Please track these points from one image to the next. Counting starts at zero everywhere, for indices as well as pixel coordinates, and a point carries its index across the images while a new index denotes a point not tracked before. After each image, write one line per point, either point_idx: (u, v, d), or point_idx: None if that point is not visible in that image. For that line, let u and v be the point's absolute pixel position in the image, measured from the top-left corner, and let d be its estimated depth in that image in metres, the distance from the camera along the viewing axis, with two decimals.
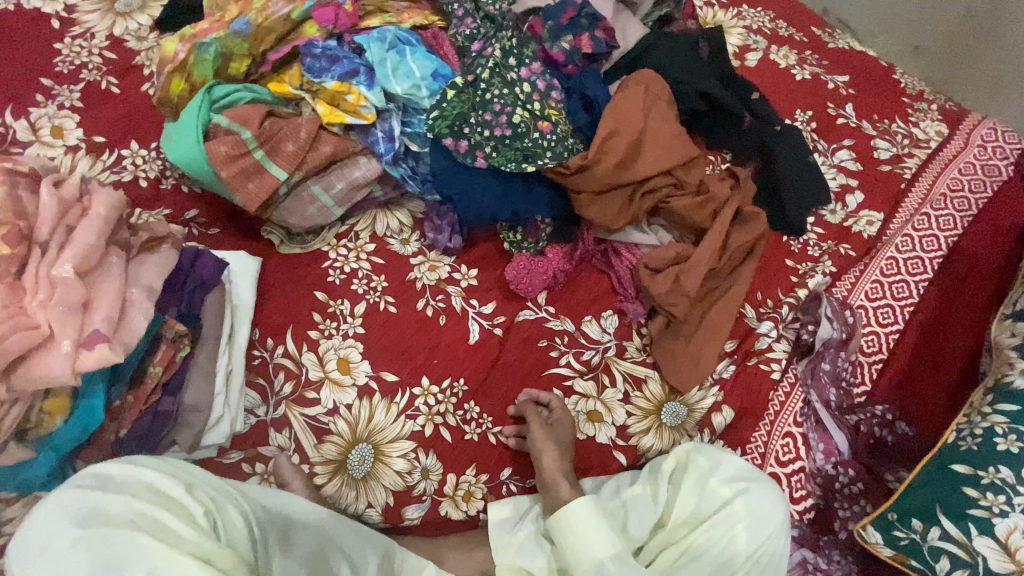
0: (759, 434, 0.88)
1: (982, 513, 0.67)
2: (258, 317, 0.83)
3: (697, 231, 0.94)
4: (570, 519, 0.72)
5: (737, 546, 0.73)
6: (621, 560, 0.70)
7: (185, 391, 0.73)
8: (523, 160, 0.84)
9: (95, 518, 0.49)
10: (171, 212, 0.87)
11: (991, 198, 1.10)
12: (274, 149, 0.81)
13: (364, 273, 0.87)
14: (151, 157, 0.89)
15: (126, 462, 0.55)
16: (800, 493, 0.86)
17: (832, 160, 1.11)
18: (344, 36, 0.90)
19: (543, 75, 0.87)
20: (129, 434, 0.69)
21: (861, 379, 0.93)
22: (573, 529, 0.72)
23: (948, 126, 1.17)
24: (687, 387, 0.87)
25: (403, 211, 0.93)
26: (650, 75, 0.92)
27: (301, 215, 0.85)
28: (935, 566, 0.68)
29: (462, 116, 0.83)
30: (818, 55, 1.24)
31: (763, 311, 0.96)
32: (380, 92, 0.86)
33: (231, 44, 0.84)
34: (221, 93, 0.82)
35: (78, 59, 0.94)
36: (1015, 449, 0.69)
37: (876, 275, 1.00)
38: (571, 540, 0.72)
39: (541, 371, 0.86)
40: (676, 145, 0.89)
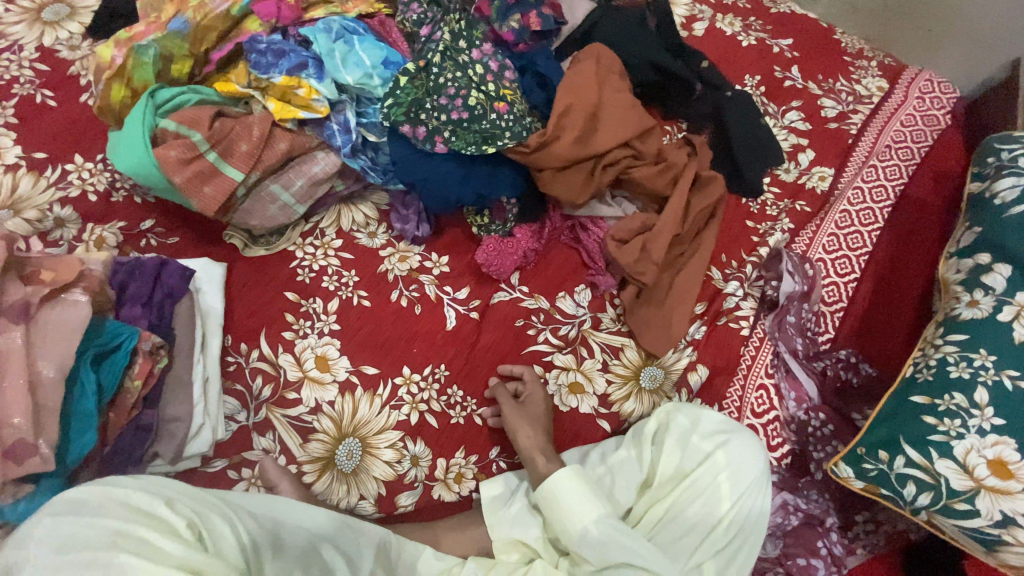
0: (734, 390, 0.91)
1: (941, 438, 0.71)
2: (229, 323, 0.81)
3: (659, 200, 0.96)
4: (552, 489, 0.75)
5: (721, 495, 0.76)
6: (606, 518, 0.73)
7: (164, 403, 0.71)
8: (482, 142, 0.84)
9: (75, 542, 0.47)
10: (126, 224, 0.84)
11: (931, 146, 1.16)
12: (228, 150, 0.79)
13: (333, 269, 0.86)
14: (99, 170, 0.86)
15: (101, 485, 0.54)
16: (776, 440, 0.89)
17: (782, 122, 1.15)
18: (288, 30, 0.88)
19: (495, 56, 0.87)
20: (113, 451, 0.67)
21: (824, 327, 0.98)
22: (557, 500, 0.74)
23: (888, 80, 1.22)
24: (662, 351, 0.90)
25: (367, 204, 0.92)
26: (601, 48, 0.94)
27: (262, 216, 0.83)
28: (903, 492, 0.73)
29: (417, 102, 0.83)
30: (762, 21, 1.27)
31: (729, 272, 0.98)
32: (331, 84, 0.85)
33: (170, 45, 0.81)
34: (165, 97, 0.79)
35: (7, 73, 0.90)
36: (966, 374, 0.73)
37: (832, 228, 1.04)
38: (556, 507, 0.74)
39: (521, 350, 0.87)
40: (632, 116, 0.90)
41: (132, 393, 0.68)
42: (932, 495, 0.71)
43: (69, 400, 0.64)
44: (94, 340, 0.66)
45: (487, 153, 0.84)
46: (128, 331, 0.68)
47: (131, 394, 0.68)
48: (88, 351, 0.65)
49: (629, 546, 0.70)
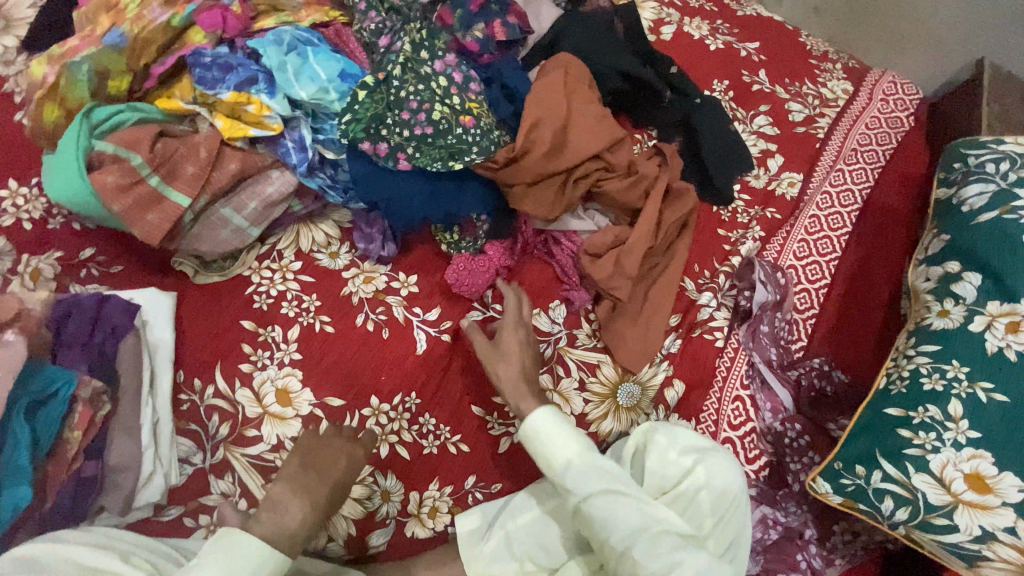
0: (711, 402, 0.89)
1: (917, 452, 0.71)
2: (181, 357, 0.76)
3: (632, 212, 0.94)
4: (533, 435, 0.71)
5: (703, 514, 0.73)
6: (588, 452, 0.69)
7: (109, 451, 0.64)
8: (449, 158, 0.80)
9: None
10: (65, 253, 0.78)
11: (895, 148, 1.17)
12: (173, 171, 0.74)
13: (293, 294, 0.81)
14: (33, 195, 0.79)
15: (49, 543, 0.56)
16: (754, 453, 0.88)
17: (751, 127, 1.14)
18: (236, 41, 0.82)
19: (458, 67, 0.83)
20: (52, 509, 0.61)
21: (797, 335, 0.97)
22: (545, 444, 0.70)
23: (852, 83, 1.23)
24: (638, 366, 0.88)
25: (328, 223, 0.87)
26: (569, 57, 0.91)
27: (213, 241, 0.78)
28: (881, 507, 0.73)
29: (378, 117, 0.79)
30: (729, 24, 1.27)
31: (702, 282, 0.97)
32: (284, 100, 0.80)
33: (107, 60, 0.75)
34: (102, 116, 0.73)
35: None
36: (939, 387, 0.73)
37: (802, 234, 1.04)
38: (536, 445, 0.70)
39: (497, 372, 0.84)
40: (602, 127, 0.88)
41: (72, 444, 0.62)
42: (910, 510, 0.71)
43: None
44: (26, 387, 0.60)
45: (454, 169, 0.81)
46: (65, 377, 0.62)
47: (71, 444, 0.62)
48: (21, 399, 0.59)
49: (609, 483, 0.67)
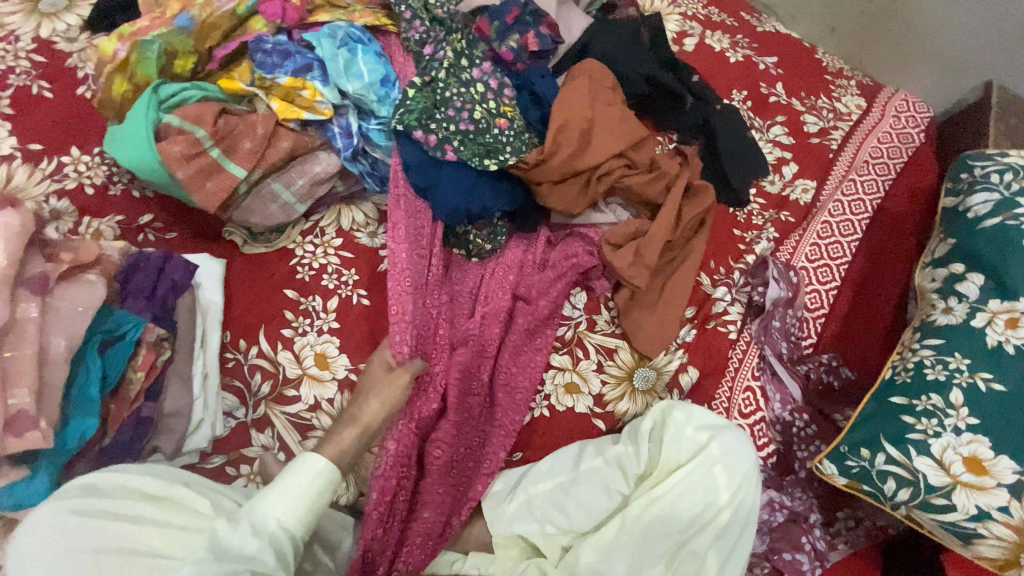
0: (723, 391, 0.93)
1: (919, 437, 0.75)
2: (229, 319, 0.81)
3: (652, 207, 0.99)
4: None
5: (718, 485, 0.77)
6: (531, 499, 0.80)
7: (165, 395, 0.69)
8: (485, 155, 0.86)
9: (94, 525, 0.50)
10: (125, 218, 0.84)
11: (906, 162, 1.22)
12: (232, 146, 0.79)
13: (333, 268, 0.87)
14: (96, 162, 0.85)
15: (109, 471, 0.56)
16: (763, 440, 0.92)
17: (768, 136, 1.20)
18: (293, 31, 0.89)
19: (494, 74, 0.90)
20: (112, 443, 0.66)
21: (807, 332, 1.02)
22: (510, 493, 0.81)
23: (865, 99, 1.29)
24: (655, 352, 0.92)
25: (367, 204, 0.92)
26: (593, 64, 0.97)
27: (263, 214, 0.84)
28: (884, 488, 0.77)
29: (426, 112, 0.84)
30: (749, 39, 1.33)
31: (717, 278, 1.02)
32: (335, 90, 0.86)
33: (175, 41, 0.81)
34: (169, 92, 0.79)
35: (3, 63, 0.89)
36: (942, 376, 0.77)
37: (814, 238, 1.09)
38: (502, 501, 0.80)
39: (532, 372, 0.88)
40: (623, 128, 0.93)
41: (135, 385, 0.67)
42: (911, 491, 0.75)
43: (73, 383, 0.62)
44: (99, 326, 0.65)
45: (489, 167, 0.86)
46: (133, 321, 0.67)
47: (134, 385, 0.67)
48: (95, 336, 0.65)
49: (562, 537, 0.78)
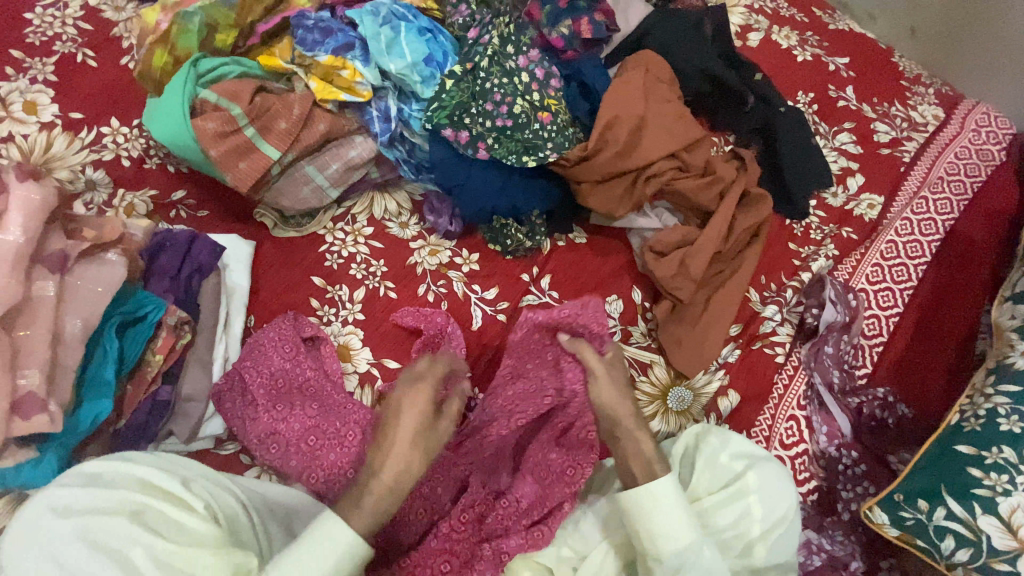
0: (764, 418, 0.87)
1: (986, 493, 0.68)
2: (253, 303, 0.79)
3: (702, 214, 0.92)
4: (655, 485, 0.60)
5: (753, 517, 0.69)
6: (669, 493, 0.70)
7: (183, 379, 0.68)
8: (524, 152, 0.81)
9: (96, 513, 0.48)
10: (158, 193, 0.83)
11: (985, 181, 1.10)
12: (267, 126, 0.76)
13: (362, 257, 0.84)
14: (134, 135, 0.84)
15: (116, 459, 0.53)
16: (803, 475, 0.85)
17: (833, 143, 1.11)
18: (337, 7, 0.84)
19: (541, 63, 0.83)
20: (127, 426, 0.64)
21: (862, 361, 0.94)
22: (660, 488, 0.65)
23: (944, 109, 1.17)
24: (693, 371, 0.87)
25: (401, 193, 0.89)
26: (650, 56, 0.90)
27: (294, 197, 0.81)
28: (940, 545, 0.69)
29: (462, 106, 0.79)
30: (819, 36, 1.23)
31: (767, 294, 0.95)
32: (376, 70, 0.81)
33: (217, 14, 0.78)
34: (207, 67, 0.77)
35: (51, 30, 0.89)
36: (1017, 429, 0.71)
37: (876, 258, 1.00)
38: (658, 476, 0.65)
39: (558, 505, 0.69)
40: (678, 127, 0.86)
41: (153, 367, 0.66)
42: (972, 552, 0.67)
43: (88, 365, 0.60)
44: (118, 307, 0.63)
45: (527, 165, 0.81)
46: (155, 303, 0.65)
47: (152, 367, 0.66)
48: (113, 317, 0.62)
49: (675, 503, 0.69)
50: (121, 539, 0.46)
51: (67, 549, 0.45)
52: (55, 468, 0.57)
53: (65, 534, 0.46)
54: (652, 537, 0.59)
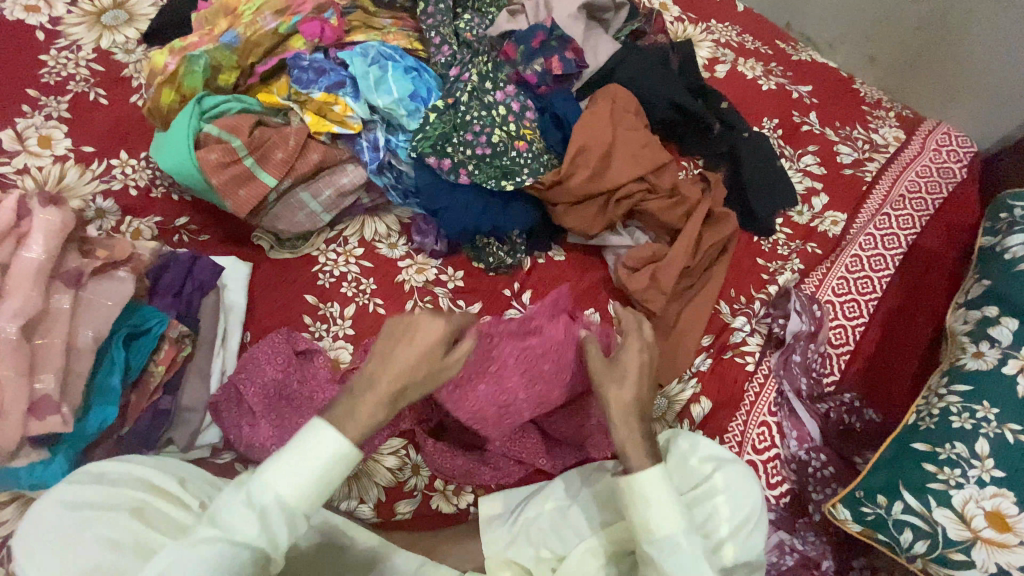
0: (736, 424, 0.91)
1: (940, 486, 0.72)
2: (250, 320, 0.84)
3: (672, 232, 0.98)
4: (639, 475, 0.62)
5: (719, 518, 0.71)
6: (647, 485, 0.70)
7: (182, 390, 0.73)
8: (502, 177, 0.88)
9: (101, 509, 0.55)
10: (163, 219, 0.89)
11: (944, 198, 1.17)
12: (264, 156, 0.83)
13: (353, 276, 0.89)
14: (141, 166, 0.91)
15: (121, 461, 0.60)
16: (776, 478, 0.89)
17: (798, 165, 1.18)
18: (330, 50, 0.92)
19: (517, 97, 0.91)
20: (130, 432, 0.69)
21: (829, 368, 0.98)
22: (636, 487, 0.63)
23: (904, 132, 1.25)
24: (665, 379, 0.92)
25: (390, 217, 0.95)
26: (618, 89, 0.97)
27: (289, 221, 0.87)
28: (900, 538, 0.73)
29: (445, 136, 0.86)
30: (782, 67, 1.32)
31: (737, 307, 1.00)
32: (365, 105, 0.88)
33: (220, 57, 0.86)
34: (211, 104, 0.84)
35: (66, 71, 0.96)
36: (968, 425, 0.75)
37: (841, 272, 1.06)
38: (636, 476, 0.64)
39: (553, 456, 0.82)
40: (646, 152, 0.93)
41: (155, 377, 0.71)
42: (929, 543, 0.71)
43: (97, 373, 0.66)
44: (126, 320, 0.69)
45: (505, 188, 0.88)
46: (158, 316, 0.70)
47: (154, 378, 0.70)
48: (121, 329, 0.68)
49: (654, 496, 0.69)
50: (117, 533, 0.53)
51: (72, 536, 0.52)
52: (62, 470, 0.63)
53: (71, 526, 0.53)
54: (645, 528, 0.61)
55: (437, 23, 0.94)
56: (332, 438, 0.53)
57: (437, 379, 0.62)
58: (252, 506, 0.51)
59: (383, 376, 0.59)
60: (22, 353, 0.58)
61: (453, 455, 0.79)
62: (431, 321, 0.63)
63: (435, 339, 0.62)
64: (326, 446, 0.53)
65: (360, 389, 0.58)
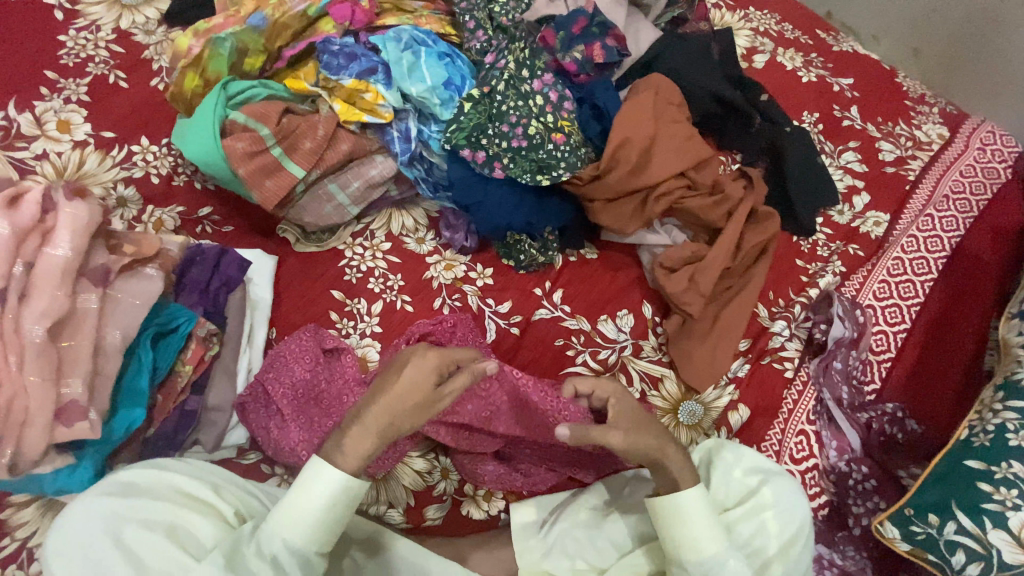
0: (774, 433, 0.88)
1: (996, 507, 0.70)
2: (276, 316, 0.81)
3: (711, 231, 0.94)
4: (680, 496, 0.64)
5: (767, 535, 0.69)
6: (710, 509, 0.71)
7: (209, 391, 0.71)
8: (538, 171, 0.84)
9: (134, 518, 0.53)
10: (185, 209, 0.86)
11: (991, 200, 1.12)
12: (293, 146, 0.80)
13: (380, 272, 0.86)
14: (163, 153, 0.88)
15: (153, 469, 0.59)
16: (814, 489, 0.86)
17: (839, 162, 1.13)
18: (360, 34, 0.88)
19: (555, 86, 0.86)
20: (156, 434, 0.67)
21: (871, 377, 0.95)
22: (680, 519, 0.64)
23: (949, 128, 1.20)
24: (703, 386, 0.88)
25: (418, 210, 0.92)
26: (661, 78, 0.92)
27: (316, 214, 0.84)
28: (952, 560, 0.70)
29: (480, 128, 0.83)
30: (824, 58, 1.26)
31: (776, 310, 0.96)
32: (397, 93, 0.84)
33: (247, 40, 0.82)
34: (237, 89, 0.80)
35: (84, 52, 0.93)
36: None
37: (883, 275, 1.02)
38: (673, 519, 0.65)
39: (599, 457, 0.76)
40: (688, 146, 0.89)
41: (182, 377, 0.68)
42: (982, 566, 0.69)
43: (124, 374, 0.64)
44: (153, 318, 0.66)
45: (541, 183, 0.84)
46: (186, 315, 0.68)
47: (182, 378, 0.68)
48: (149, 328, 0.65)
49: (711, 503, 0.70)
50: (149, 546, 0.52)
51: (103, 553, 0.51)
52: (89, 476, 0.61)
53: (104, 539, 0.51)
54: (680, 546, 0.64)
55: (471, 7, 0.90)
56: (335, 474, 0.55)
57: (429, 415, 0.60)
58: (265, 557, 0.53)
59: (371, 407, 0.59)
60: (47, 358, 0.56)
61: (484, 461, 0.75)
62: (420, 365, 0.61)
63: (428, 370, 0.60)
64: (331, 483, 0.54)
65: (352, 422, 0.58)
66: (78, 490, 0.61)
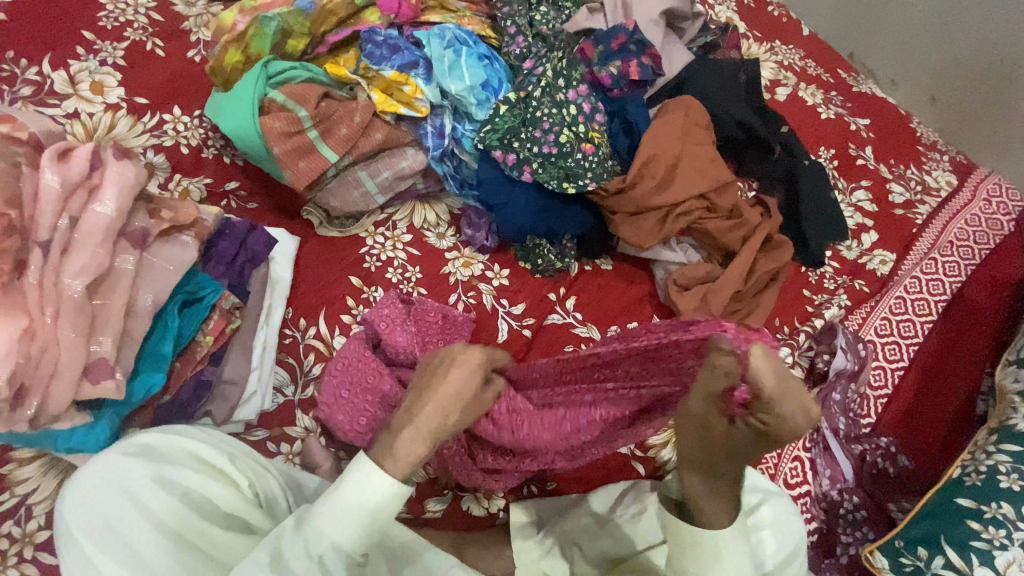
0: (770, 456, 0.89)
1: (983, 545, 0.72)
2: (293, 296, 0.81)
3: (725, 253, 0.96)
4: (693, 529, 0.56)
5: (764, 553, 0.70)
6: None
7: (225, 363, 0.73)
8: (564, 179, 0.85)
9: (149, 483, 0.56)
10: (213, 181, 0.86)
11: (993, 249, 1.15)
12: (329, 130, 0.81)
13: (399, 262, 0.87)
14: (194, 124, 0.88)
15: (169, 432, 0.60)
16: (806, 515, 0.88)
17: (850, 199, 1.16)
18: (404, 28, 0.89)
19: (589, 98, 0.88)
20: (171, 401, 0.69)
21: (867, 411, 0.97)
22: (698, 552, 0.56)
23: (957, 177, 1.23)
24: None
25: (441, 205, 0.93)
26: (692, 100, 0.93)
27: (343, 199, 0.85)
28: None
29: (513, 131, 0.84)
30: (843, 97, 1.29)
31: (780, 337, 0.99)
32: (436, 88, 0.85)
33: (293, 21, 0.82)
34: (277, 69, 0.81)
35: (124, 17, 0.93)
36: (1016, 487, 0.75)
37: (885, 312, 1.04)
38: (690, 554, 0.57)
39: (566, 457, 0.66)
40: (711, 169, 0.91)
41: (202, 347, 0.70)
42: None
43: (149, 337, 0.65)
44: (183, 286, 0.68)
45: (567, 191, 0.85)
46: (212, 286, 0.70)
47: (201, 348, 0.70)
48: (178, 295, 0.67)
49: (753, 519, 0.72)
50: (163, 506, 0.55)
51: (122, 511, 0.54)
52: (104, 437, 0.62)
53: (121, 499, 0.54)
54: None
55: (513, 12, 0.92)
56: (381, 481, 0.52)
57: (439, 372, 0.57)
58: (312, 557, 0.52)
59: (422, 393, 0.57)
60: (84, 314, 0.57)
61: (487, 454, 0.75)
62: (467, 350, 0.58)
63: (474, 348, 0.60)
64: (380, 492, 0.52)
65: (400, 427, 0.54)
66: (92, 450, 0.62)
